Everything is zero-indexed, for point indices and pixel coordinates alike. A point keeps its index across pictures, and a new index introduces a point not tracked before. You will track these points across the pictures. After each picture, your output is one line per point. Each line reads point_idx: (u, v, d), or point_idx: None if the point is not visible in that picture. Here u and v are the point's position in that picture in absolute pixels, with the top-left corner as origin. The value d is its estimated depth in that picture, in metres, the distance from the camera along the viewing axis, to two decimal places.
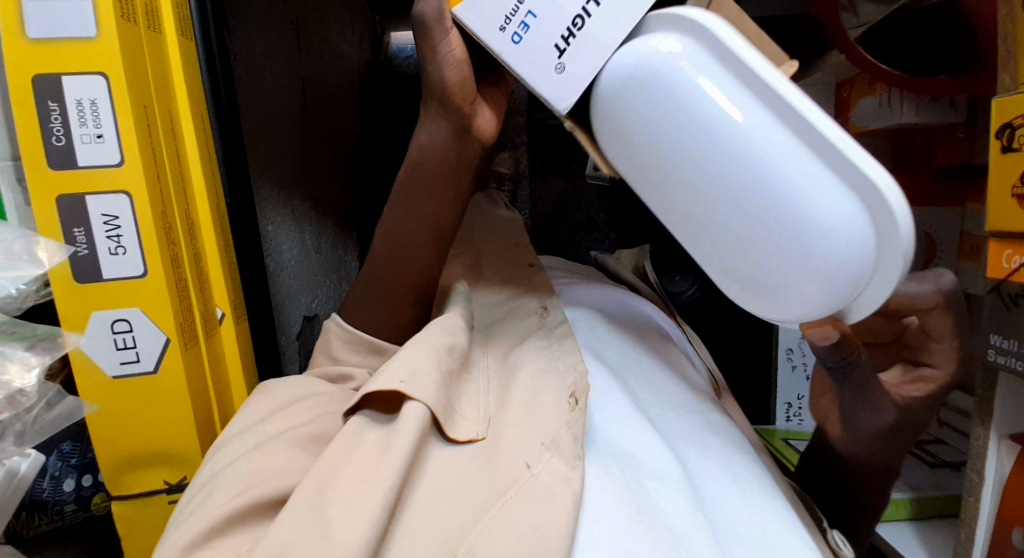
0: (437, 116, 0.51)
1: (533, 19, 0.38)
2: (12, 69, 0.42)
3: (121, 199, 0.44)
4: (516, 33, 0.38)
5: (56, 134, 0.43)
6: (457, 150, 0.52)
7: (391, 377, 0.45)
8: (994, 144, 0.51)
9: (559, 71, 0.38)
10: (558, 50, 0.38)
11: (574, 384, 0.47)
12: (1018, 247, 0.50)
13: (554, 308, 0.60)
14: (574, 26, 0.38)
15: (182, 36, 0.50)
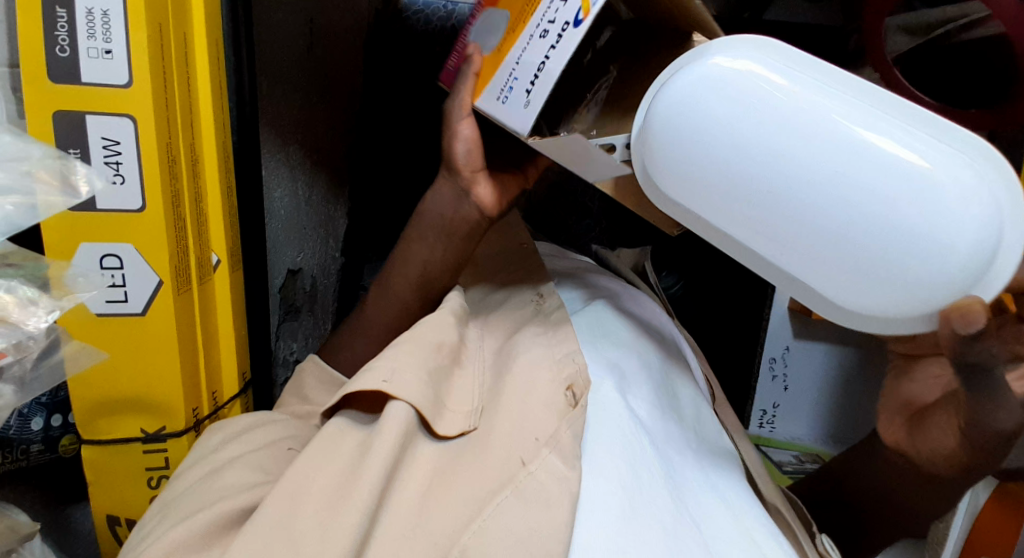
0: (445, 182, 0.55)
1: (516, 82, 0.44)
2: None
3: (125, 123, 0.41)
4: (506, 94, 0.45)
5: (61, 44, 0.39)
6: (454, 210, 0.54)
7: (373, 378, 0.44)
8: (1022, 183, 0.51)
9: (526, 105, 0.43)
10: (529, 89, 0.43)
11: (573, 377, 0.46)
12: None
13: (550, 296, 0.56)
14: (539, 70, 0.42)
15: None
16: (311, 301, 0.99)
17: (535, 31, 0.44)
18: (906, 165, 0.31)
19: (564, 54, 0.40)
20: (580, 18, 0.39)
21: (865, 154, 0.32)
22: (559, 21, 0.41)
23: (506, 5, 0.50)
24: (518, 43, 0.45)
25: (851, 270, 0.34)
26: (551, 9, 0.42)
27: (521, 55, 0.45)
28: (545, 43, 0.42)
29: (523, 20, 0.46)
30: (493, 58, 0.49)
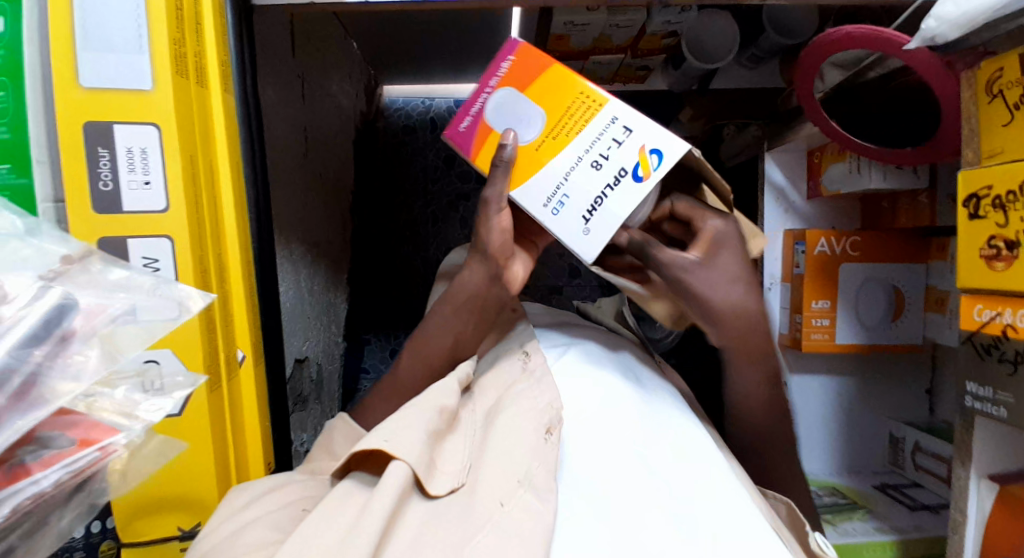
0: (477, 263, 0.63)
1: (567, 198, 0.56)
2: (65, 119, 0.44)
3: (163, 243, 0.47)
4: (556, 207, 0.56)
5: (104, 180, 0.45)
6: (486, 292, 0.63)
7: (376, 438, 0.47)
8: (963, 210, 0.59)
9: (587, 232, 0.55)
10: (585, 218, 0.55)
11: (549, 420, 0.51)
12: (988, 301, 0.58)
13: (535, 353, 0.61)
14: (595, 203, 0.55)
15: (227, 87, 0.53)
16: (319, 388, 1.03)
17: (589, 158, 0.56)
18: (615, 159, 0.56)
19: (626, 197, 0.55)
20: (639, 175, 0.55)
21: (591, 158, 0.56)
22: (616, 163, 0.55)
23: (539, 99, 0.57)
24: (564, 157, 0.56)
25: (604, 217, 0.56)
26: (601, 149, 0.56)
27: (569, 173, 0.56)
28: (602, 177, 0.55)
29: (566, 132, 0.56)
30: (528, 154, 0.56)
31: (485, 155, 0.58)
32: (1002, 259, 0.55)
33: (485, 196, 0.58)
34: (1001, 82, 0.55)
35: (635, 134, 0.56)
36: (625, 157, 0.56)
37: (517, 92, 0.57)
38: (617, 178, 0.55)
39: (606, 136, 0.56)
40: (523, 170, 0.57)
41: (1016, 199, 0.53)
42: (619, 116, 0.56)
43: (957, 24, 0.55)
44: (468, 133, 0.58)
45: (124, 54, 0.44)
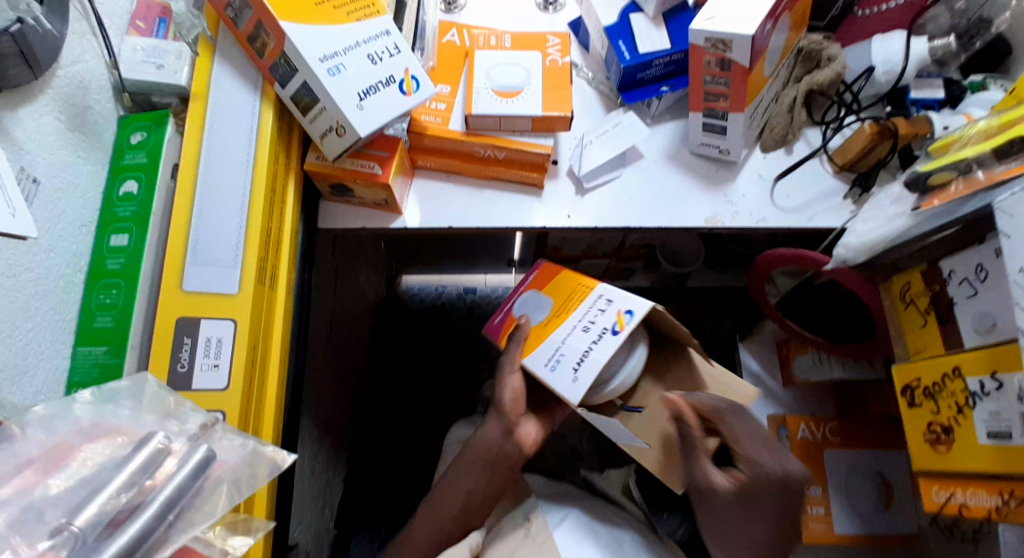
0: (494, 419, 0.74)
1: (559, 356, 0.65)
2: (162, 316, 0.58)
3: (217, 416, 0.57)
4: (550, 364, 0.65)
5: (182, 363, 0.57)
6: (500, 445, 0.73)
7: None
8: (902, 399, 0.68)
9: (574, 379, 0.62)
10: (572, 368, 0.63)
11: None
12: (941, 482, 0.63)
13: (536, 520, 0.71)
14: (581, 356, 0.63)
15: (287, 296, 0.69)
16: None
17: (579, 325, 0.66)
18: (597, 318, 0.65)
19: (606, 346, 0.63)
20: (616, 329, 0.63)
21: (577, 321, 0.66)
22: (599, 324, 0.65)
23: (551, 292, 0.73)
24: (559, 326, 0.67)
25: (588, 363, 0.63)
26: (590, 316, 0.66)
27: (561, 337, 0.66)
28: (587, 335, 0.64)
29: (563, 309, 0.69)
30: (535, 333, 0.70)
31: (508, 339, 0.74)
32: (943, 442, 0.63)
33: (502, 360, 0.72)
34: (911, 292, 0.68)
35: (616, 302, 0.66)
36: (604, 315, 0.65)
37: (538, 291, 0.75)
38: (599, 334, 0.64)
39: (594, 306, 0.66)
40: (529, 342, 0.69)
41: (941, 388, 0.63)
42: (605, 290, 0.67)
43: (862, 250, 0.68)
44: (498, 325, 0.77)
45: (219, 269, 0.60)
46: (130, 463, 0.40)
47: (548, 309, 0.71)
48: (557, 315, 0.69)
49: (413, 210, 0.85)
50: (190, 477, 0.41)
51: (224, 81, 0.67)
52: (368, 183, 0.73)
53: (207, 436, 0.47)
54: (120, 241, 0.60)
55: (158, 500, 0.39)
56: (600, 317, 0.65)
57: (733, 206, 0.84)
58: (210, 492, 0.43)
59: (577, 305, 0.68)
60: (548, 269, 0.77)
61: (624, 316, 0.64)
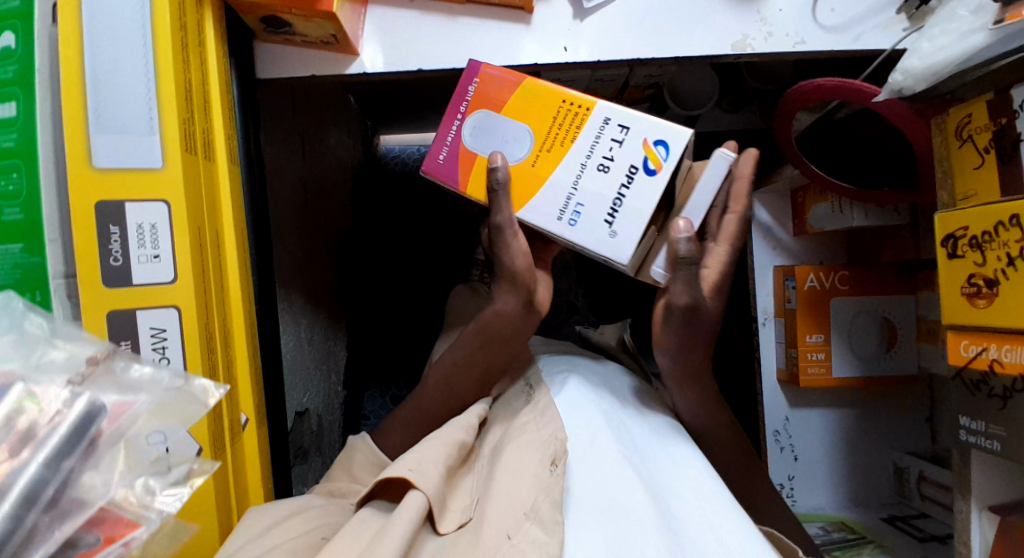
0: (509, 292, 0.71)
1: (582, 208, 0.63)
2: (77, 202, 0.49)
3: (170, 312, 0.51)
4: (572, 219, 0.64)
5: (114, 255, 0.50)
6: (520, 316, 0.72)
7: (401, 466, 0.55)
8: (941, 250, 0.62)
9: (613, 235, 0.63)
10: (609, 222, 0.63)
11: (554, 452, 0.58)
12: (973, 337, 0.59)
13: (537, 385, 0.72)
14: (615, 206, 0.63)
15: (229, 164, 0.60)
16: (319, 441, 1.03)
17: (597, 164, 0.64)
18: (619, 154, 0.64)
19: (642, 190, 0.63)
20: (651, 168, 0.63)
21: (588, 160, 0.64)
22: (624, 161, 0.63)
23: (519, 115, 0.65)
24: (566, 170, 0.64)
25: (621, 210, 0.63)
26: (605, 153, 0.64)
27: (577, 184, 0.64)
28: (614, 180, 0.63)
29: (558, 142, 0.65)
30: (524, 174, 0.65)
31: (479, 183, 0.66)
32: (983, 296, 0.57)
33: (498, 223, 0.66)
34: (969, 127, 0.58)
35: (632, 130, 0.64)
36: (627, 150, 0.63)
37: (494, 113, 0.66)
38: (629, 176, 0.63)
39: (605, 137, 0.64)
40: (523, 185, 0.65)
41: (990, 239, 0.56)
42: (613, 116, 0.64)
43: (925, 76, 0.59)
44: (449, 163, 0.66)
45: (136, 138, 0.50)
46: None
47: (524, 139, 0.65)
48: (549, 149, 0.65)
49: (374, 52, 0.71)
50: (63, 449, 0.34)
51: None
52: (307, 13, 0.60)
53: (97, 374, 0.40)
54: (5, 112, 0.48)
55: (23, 480, 0.32)
56: (626, 153, 0.63)
57: (767, 25, 0.71)
58: (104, 453, 0.37)
59: (580, 137, 0.64)
60: (489, 77, 0.67)
61: (656, 151, 0.63)
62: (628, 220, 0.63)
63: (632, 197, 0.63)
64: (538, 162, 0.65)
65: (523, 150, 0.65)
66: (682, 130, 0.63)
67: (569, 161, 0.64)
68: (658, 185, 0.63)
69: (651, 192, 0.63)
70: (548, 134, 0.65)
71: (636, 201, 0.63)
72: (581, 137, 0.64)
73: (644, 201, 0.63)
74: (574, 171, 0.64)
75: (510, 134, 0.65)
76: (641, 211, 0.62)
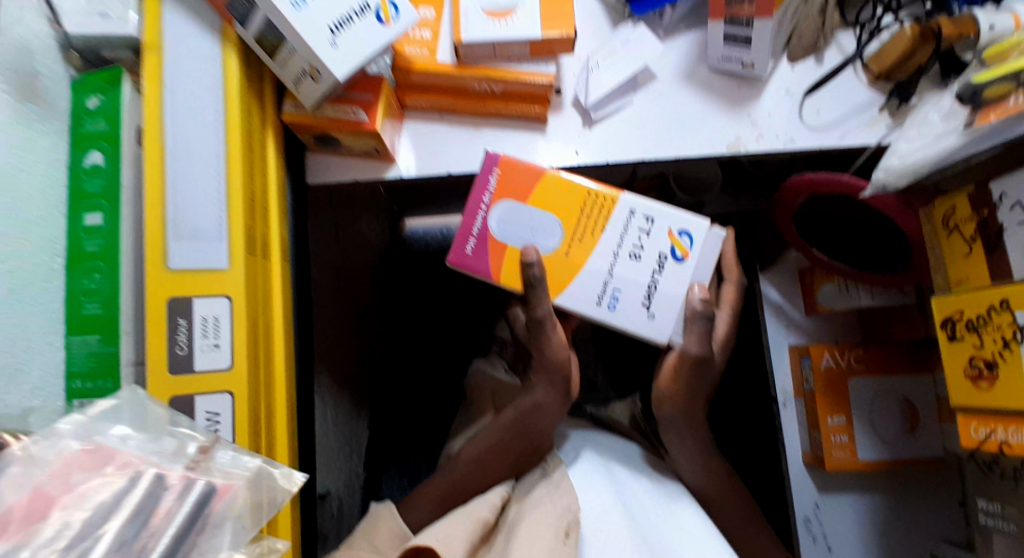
0: (545, 381, 0.79)
1: (620, 295, 0.72)
2: (151, 299, 0.56)
3: (224, 398, 0.57)
4: (611, 304, 0.72)
5: (180, 345, 0.56)
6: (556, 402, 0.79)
7: (430, 537, 0.60)
8: (942, 333, 0.65)
9: (651, 317, 0.72)
10: (646, 306, 0.72)
11: (569, 523, 0.61)
12: (981, 419, 0.61)
13: (552, 460, 0.77)
14: (651, 291, 0.72)
15: (282, 261, 0.68)
16: (338, 526, 1.05)
17: (629, 253, 0.72)
18: (649, 245, 0.72)
19: (673, 276, 0.72)
20: (679, 256, 0.73)
21: (621, 249, 0.72)
22: (653, 251, 0.72)
23: (546, 206, 0.71)
24: (602, 260, 0.72)
25: (657, 294, 0.72)
26: (635, 242, 0.72)
27: (614, 274, 0.72)
28: (647, 268, 0.72)
29: (588, 233, 0.72)
30: (560, 263, 0.72)
31: (511, 273, 0.72)
32: (985, 378, 0.60)
33: (540, 315, 0.74)
34: (954, 218, 0.63)
35: (657, 222, 0.72)
36: (657, 240, 0.72)
37: (520, 203, 0.71)
38: (660, 264, 0.72)
39: (633, 228, 0.72)
40: (558, 273, 0.72)
41: (985, 322, 0.59)
42: (639, 207, 0.72)
43: (904, 173, 0.63)
44: (477, 254, 0.72)
45: (206, 243, 0.57)
46: (120, 511, 0.39)
47: (553, 230, 0.71)
48: (580, 239, 0.72)
49: (408, 156, 0.80)
50: (183, 527, 0.40)
51: (180, 28, 0.60)
52: (354, 133, 0.69)
53: (204, 462, 0.46)
54: (93, 220, 0.57)
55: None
56: (656, 244, 0.72)
57: (757, 127, 0.78)
58: (212, 531, 0.41)
59: (611, 227, 0.72)
60: (512, 168, 0.71)
61: (680, 240, 0.73)
62: (665, 303, 0.73)
63: (666, 283, 0.72)
64: (570, 253, 0.71)
65: (553, 240, 0.71)
66: (704, 221, 0.72)
67: (603, 250, 0.72)
68: (687, 271, 0.73)
69: (682, 277, 0.73)
70: (576, 225, 0.71)
71: (670, 286, 0.72)
72: (612, 228, 0.72)
73: (678, 285, 0.73)
74: (609, 260, 0.72)
75: (538, 224, 0.71)
76: (675, 294, 0.73)
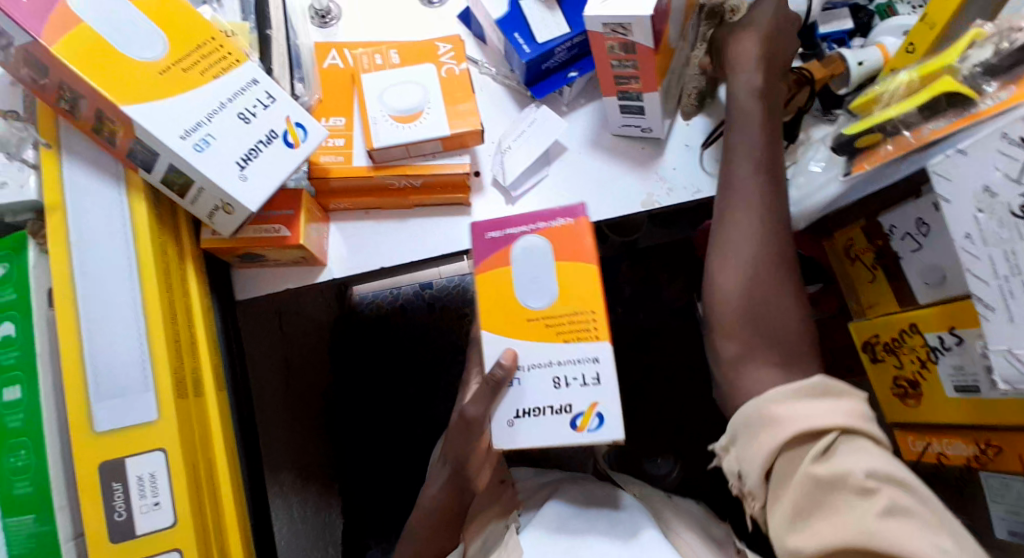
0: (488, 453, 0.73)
1: (519, 381, 0.62)
2: (84, 464, 0.55)
3: (173, 555, 0.56)
4: (515, 380, 0.62)
5: (118, 510, 0.56)
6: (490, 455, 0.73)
7: None
8: (864, 355, 0.68)
9: (508, 424, 0.63)
10: (516, 414, 0.62)
11: None
12: (916, 433, 0.65)
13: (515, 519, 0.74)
14: (542, 408, 0.62)
15: (218, 393, 0.66)
16: None
17: (554, 374, 0.62)
18: (568, 378, 0.62)
19: (551, 422, 0.62)
20: (577, 424, 0.61)
21: (552, 356, 0.62)
22: (568, 395, 0.62)
23: (563, 277, 0.62)
24: (546, 349, 0.62)
25: (534, 422, 0.62)
26: (567, 373, 0.62)
27: (532, 368, 0.62)
28: (557, 396, 0.62)
29: (559, 323, 0.62)
30: (515, 313, 0.63)
31: (487, 282, 0.63)
32: (911, 395, 0.63)
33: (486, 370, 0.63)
34: (856, 247, 0.68)
35: (602, 387, 0.61)
36: (573, 387, 0.62)
37: (547, 252, 0.62)
38: (567, 408, 0.62)
39: (578, 364, 0.62)
40: (501, 315, 0.63)
41: (900, 345, 0.62)
42: (603, 356, 0.61)
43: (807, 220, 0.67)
44: (490, 243, 0.63)
45: (132, 398, 0.56)
46: None
47: (548, 299, 0.62)
48: (550, 308, 0.62)
49: (338, 254, 0.79)
50: None
51: (80, 181, 0.60)
52: (279, 248, 0.68)
53: None
54: (12, 395, 0.56)
55: None
56: (573, 385, 0.62)
57: (666, 182, 0.81)
58: None
59: (574, 316, 0.62)
60: (592, 240, 0.63)
61: (597, 419, 0.61)
62: (519, 436, 0.62)
63: (561, 422, 0.62)
64: (527, 321, 0.62)
65: (527, 303, 0.63)
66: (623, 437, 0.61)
67: (543, 350, 0.62)
68: (577, 435, 0.61)
69: (556, 436, 0.62)
70: (576, 305, 0.62)
71: (545, 424, 0.62)
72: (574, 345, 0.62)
73: (530, 433, 0.62)
74: (556, 353, 0.62)
75: (548, 280, 0.62)
76: (520, 437, 0.62)
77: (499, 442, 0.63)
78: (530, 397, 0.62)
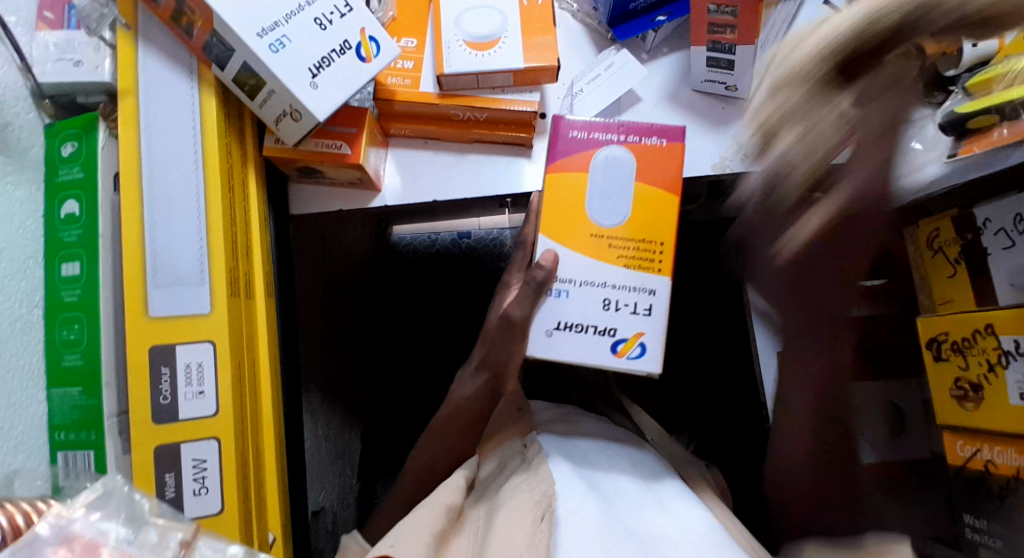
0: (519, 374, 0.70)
1: (567, 293, 0.62)
2: (135, 346, 0.56)
3: (211, 443, 0.58)
4: (563, 290, 0.62)
5: (163, 394, 0.57)
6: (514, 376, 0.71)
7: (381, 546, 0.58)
8: (927, 352, 0.65)
9: (546, 335, 0.62)
10: (557, 325, 0.62)
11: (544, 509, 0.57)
12: (967, 437, 0.62)
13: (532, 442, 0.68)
14: (586, 326, 0.61)
15: (267, 299, 0.67)
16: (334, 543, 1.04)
17: (606, 295, 0.61)
18: (623, 305, 0.61)
19: (594, 342, 0.61)
20: (619, 349, 0.61)
21: (610, 278, 0.61)
22: (620, 319, 0.61)
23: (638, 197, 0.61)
24: (606, 268, 0.61)
25: (575, 339, 0.61)
26: (620, 297, 0.61)
27: (585, 284, 0.62)
28: (607, 318, 0.61)
29: (625, 242, 0.61)
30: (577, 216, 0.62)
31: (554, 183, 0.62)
32: (971, 399, 0.60)
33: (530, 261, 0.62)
34: (939, 239, 0.64)
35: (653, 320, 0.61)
36: (624, 314, 0.61)
37: (629, 170, 0.61)
38: (613, 332, 0.61)
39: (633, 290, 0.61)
40: (559, 217, 0.62)
41: (971, 345, 0.59)
42: (661, 290, 0.61)
43: None
44: (571, 143, 0.62)
45: (187, 288, 0.57)
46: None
47: (617, 217, 0.62)
48: (617, 227, 0.61)
49: (393, 181, 0.78)
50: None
51: (154, 69, 0.59)
52: (338, 165, 0.67)
53: None
54: (72, 270, 0.57)
55: None
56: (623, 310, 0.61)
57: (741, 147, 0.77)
58: None
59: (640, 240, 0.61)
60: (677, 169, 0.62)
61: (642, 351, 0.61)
62: (561, 349, 0.62)
63: (603, 345, 0.61)
64: (589, 230, 0.61)
65: (593, 212, 0.62)
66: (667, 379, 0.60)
67: (602, 269, 0.62)
68: (617, 361, 0.61)
69: (595, 356, 0.61)
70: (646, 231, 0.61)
71: (585, 343, 0.61)
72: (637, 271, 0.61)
73: (568, 347, 0.61)
74: (613, 274, 0.61)
75: (624, 198, 0.61)
76: (559, 352, 0.62)
77: (537, 353, 0.62)
78: (579, 313, 0.62)
